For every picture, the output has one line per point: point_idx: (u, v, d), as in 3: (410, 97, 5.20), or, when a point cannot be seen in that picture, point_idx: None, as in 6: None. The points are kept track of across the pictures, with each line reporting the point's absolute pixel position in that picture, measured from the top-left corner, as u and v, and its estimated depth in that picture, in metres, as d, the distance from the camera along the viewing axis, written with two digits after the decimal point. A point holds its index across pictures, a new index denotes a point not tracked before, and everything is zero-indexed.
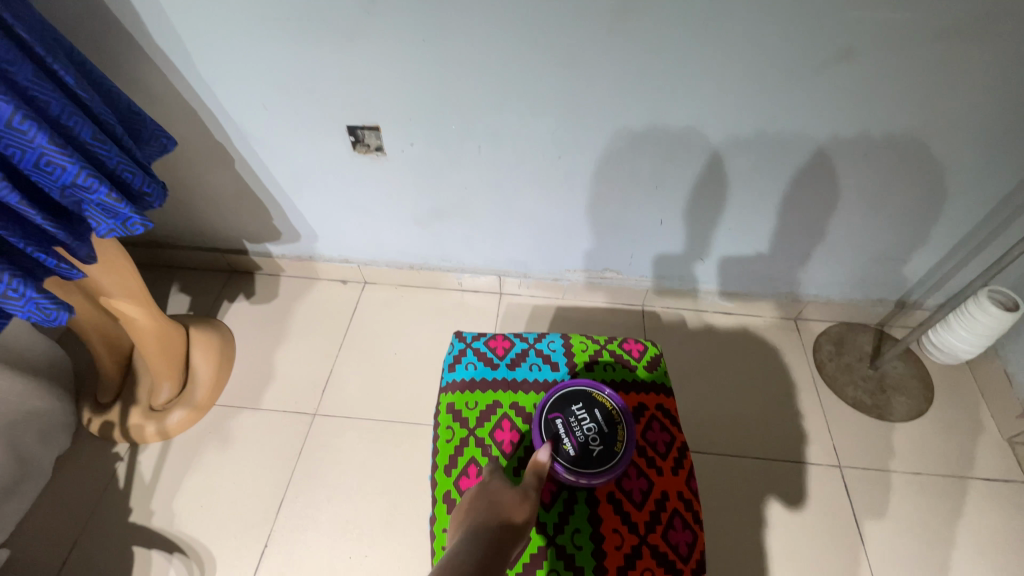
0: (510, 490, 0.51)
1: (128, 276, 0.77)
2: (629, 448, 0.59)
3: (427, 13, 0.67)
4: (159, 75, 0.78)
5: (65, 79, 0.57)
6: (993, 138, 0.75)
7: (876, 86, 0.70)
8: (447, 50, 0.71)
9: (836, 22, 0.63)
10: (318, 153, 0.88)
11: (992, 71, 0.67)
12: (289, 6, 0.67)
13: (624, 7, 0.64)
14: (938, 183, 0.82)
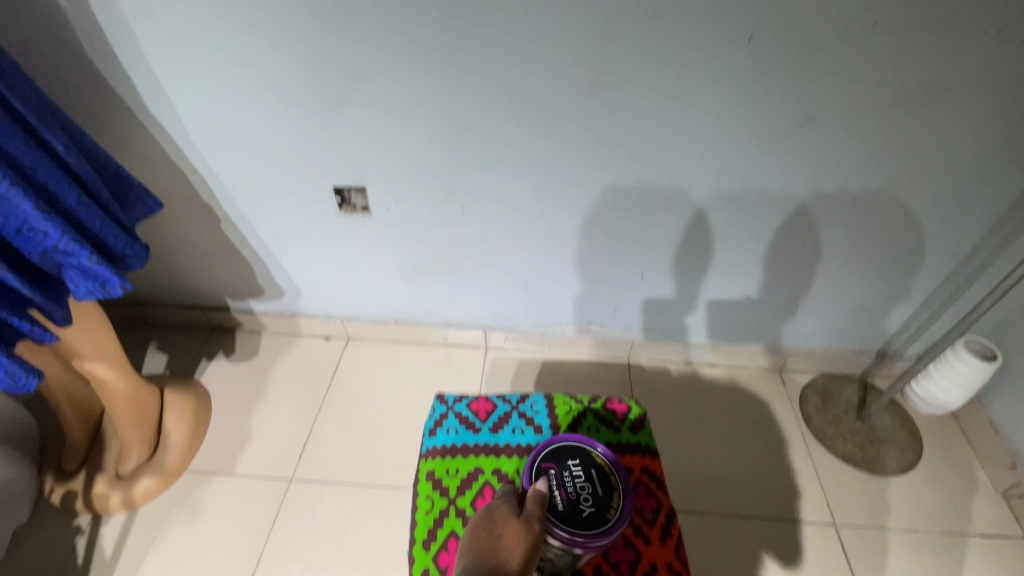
0: (514, 520, 0.49)
1: (105, 338, 0.75)
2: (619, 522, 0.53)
3: (412, 84, 0.71)
4: (151, 140, 0.80)
5: (56, 148, 0.58)
6: (949, 196, 0.79)
7: (837, 148, 0.74)
8: (432, 116, 0.74)
9: (792, 94, 0.69)
10: (305, 213, 0.89)
11: (939, 138, 0.72)
12: (282, 78, 0.71)
13: (599, 78, 0.69)
14: (906, 238, 0.85)
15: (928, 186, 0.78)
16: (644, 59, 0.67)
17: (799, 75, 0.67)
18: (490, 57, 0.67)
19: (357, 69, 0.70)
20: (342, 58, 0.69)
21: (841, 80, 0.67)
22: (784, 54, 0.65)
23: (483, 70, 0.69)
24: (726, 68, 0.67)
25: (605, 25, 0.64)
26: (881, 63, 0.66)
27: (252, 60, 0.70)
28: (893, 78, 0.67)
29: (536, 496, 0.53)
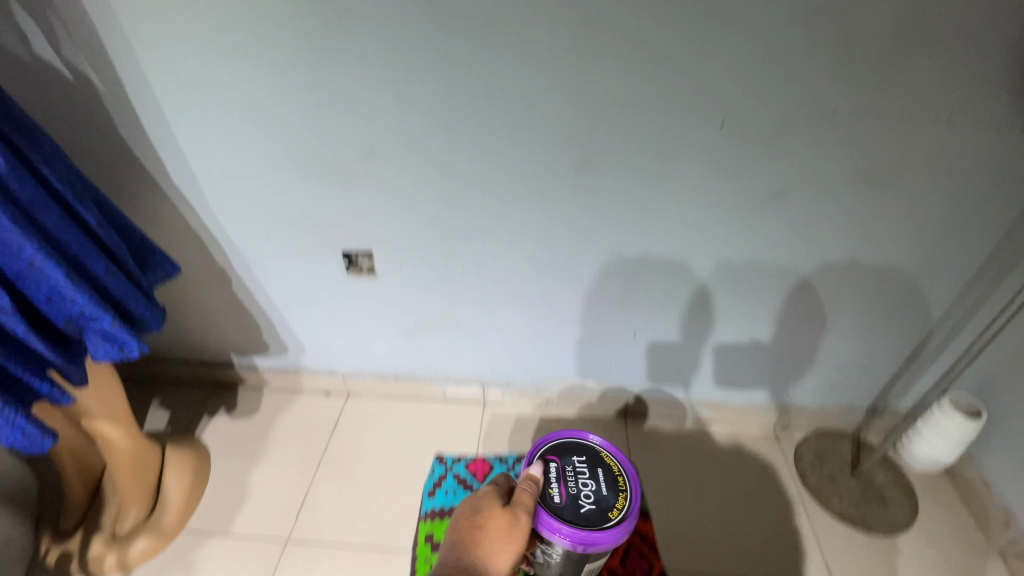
0: (500, 509, 0.56)
1: (114, 397, 0.78)
2: (624, 522, 0.57)
3: (418, 160, 0.78)
4: (173, 208, 0.86)
5: (88, 221, 0.63)
6: (918, 260, 0.85)
7: (809, 217, 0.80)
8: (435, 187, 0.80)
9: (764, 171, 0.75)
10: (313, 274, 0.94)
11: (902, 208, 0.79)
12: (300, 155, 0.78)
13: (588, 157, 0.75)
14: (883, 298, 0.90)
15: (898, 251, 0.84)
16: (628, 140, 0.74)
17: (770, 155, 0.74)
18: (489, 137, 0.74)
19: (369, 147, 0.77)
20: (356, 138, 0.76)
21: (808, 159, 0.74)
22: (753, 136, 0.72)
23: (483, 147, 0.76)
24: (703, 148, 0.74)
25: (592, 111, 0.71)
26: (841, 145, 0.73)
27: (274, 137, 0.77)
28: (853, 157, 0.74)
29: (529, 496, 0.57)
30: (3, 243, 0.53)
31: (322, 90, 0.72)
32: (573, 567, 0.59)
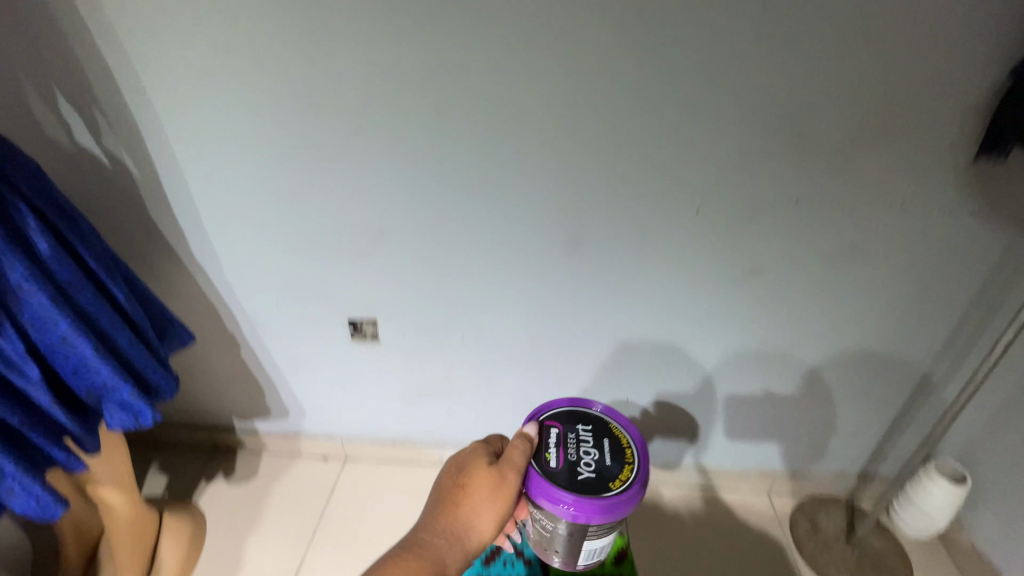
0: (484, 468, 0.57)
1: (120, 463, 0.80)
2: (629, 495, 0.55)
3: (422, 239, 0.86)
4: (193, 280, 0.93)
5: (117, 297, 0.68)
6: (880, 330, 0.93)
7: (775, 291, 0.89)
8: (437, 262, 0.88)
9: (732, 251, 0.85)
10: (319, 341, 0.98)
11: (857, 283, 0.88)
12: (315, 234, 0.86)
13: (576, 238, 0.84)
14: (852, 365, 0.97)
15: (861, 321, 0.92)
16: (611, 224, 0.83)
17: (735, 238, 0.84)
18: (487, 221, 0.83)
19: (378, 228, 0.85)
20: (366, 220, 0.85)
21: (768, 241, 0.84)
22: (720, 221, 0.82)
23: (481, 229, 0.84)
24: (676, 233, 0.84)
25: (578, 200, 0.81)
26: (796, 230, 0.83)
27: (295, 220, 0.85)
28: (809, 239, 0.84)
29: (523, 454, 0.57)
30: (40, 319, 0.59)
31: (337, 178, 0.81)
32: (573, 540, 0.57)
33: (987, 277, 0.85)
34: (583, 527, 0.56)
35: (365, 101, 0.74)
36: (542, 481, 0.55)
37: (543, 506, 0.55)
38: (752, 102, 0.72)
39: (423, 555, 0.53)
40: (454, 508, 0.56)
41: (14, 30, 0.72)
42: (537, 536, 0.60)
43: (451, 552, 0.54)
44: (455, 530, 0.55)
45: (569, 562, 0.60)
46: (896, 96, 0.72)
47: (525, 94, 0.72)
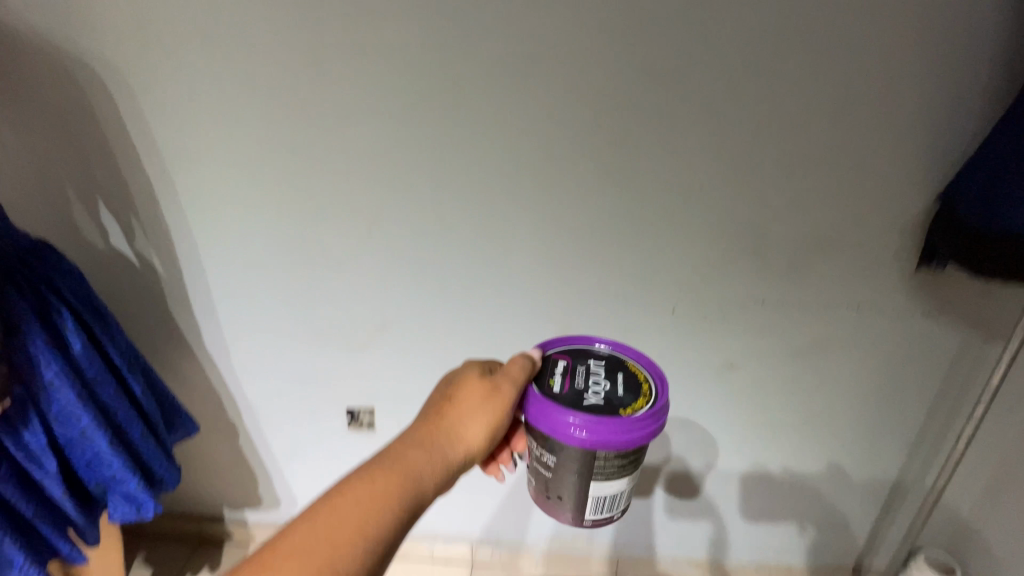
0: (475, 383, 0.58)
1: (113, 559, 0.82)
2: (639, 420, 0.54)
3: (422, 334, 0.93)
4: (200, 370, 0.98)
5: (135, 391, 0.73)
6: (846, 423, 1.01)
7: (745, 386, 0.99)
8: (435, 355, 0.95)
9: (706, 347, 0.95)
10: (316, 430, 1.02)
11: (822, 378, 0.97)
12: (320, 328, 0.93)
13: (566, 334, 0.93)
14: (824, 455, 1.04)
15: (830, 411, 1.00)
16: (596, 320, 0.92)
17: (707, 335, 0.94)
18: (482, 317, 0.92)
19: (380, 324, 0.93)
20: (370, 317, 0.92)
21: (737, 340, 0.94)
22: (692, 320, 0.92)
23: (477, 325, 0.92)
24: (655, 329, 0.93)
25: (566, 300, 0.90)
26: (763, 328, 0.93)
27: (304, 316, 0.93)
28: (775, 336, 0.93)
29: (520, 372, 0.58)
30: (65, 414, 0.64)
31: (346, 279, 0.89)
32: (578, 478, 0.58)
33: (946, 371, 0.94)
34: (587, 461, 0.56)
35: (378, 215, 0.85)
36: (545, 403, 0.55)
37: (546, 430, 0.56)
38: (712, 218, 0.84)
39: (402, 458, 0.52)
40: (442, 420, 0.56)
41: (77, 152, 0.84)
42: (542, 478, 0.61)
43: (431, 459, 0.53)
44: (437, 441, 0.55)
45: (573, 510, 0.60)
46: (835, 215, 0.84)
47: (518, 210, 0.84)
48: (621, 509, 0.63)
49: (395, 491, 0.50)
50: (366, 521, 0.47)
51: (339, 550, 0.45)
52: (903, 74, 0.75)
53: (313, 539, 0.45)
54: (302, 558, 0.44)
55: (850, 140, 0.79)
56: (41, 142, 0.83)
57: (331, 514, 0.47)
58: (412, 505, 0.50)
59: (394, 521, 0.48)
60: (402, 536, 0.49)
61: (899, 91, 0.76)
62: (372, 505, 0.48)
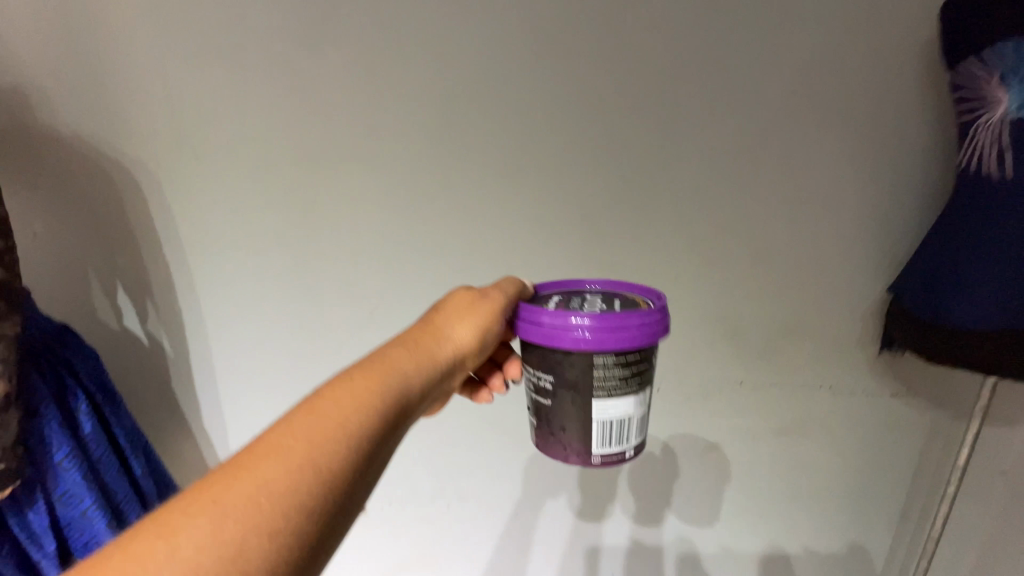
0: (460, 296, 0.60)
1: None
2: (634, 321, 0.56)
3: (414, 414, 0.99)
4: (197, 450, 1.01)
5: (135, 472, 0.77)
6: (830, 505, 1.03)
7: (728, 467, 1.02)
8: (426, 434, 1.00)
9: (687, 429, 0.99)
10: None
11: (801, 460, 1.00)
12: None
13: None
14: (813, 539, 1.06)
15: (813, 494, 1.02)
16: None
17: (688, 418, 0.98)
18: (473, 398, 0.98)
19: None
20: None
21: (717, 423, 0.98)
22: (672, 403, 0.98)
23: (466, 406, 0.98)
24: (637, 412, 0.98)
25: None
26: (740, 411, 0.98)
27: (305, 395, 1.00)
28: (752, 419, 0.98)
29: (507, 287, 0.63)
30: (69, 495, 0.67)
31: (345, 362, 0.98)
32: (578, 397, 0.59)
33: (921, 452, 0.98)
34: (585, 373, 0.58)
35: (376, 305, 0.94)
36: (538, 313, 0.59)
37: (543, 339, 0.58)
38: (683, 309, 0.92)
39: (384, 358, 0.50)
40: (424, 329, 0.56)
41: (103, 245, 0.92)
42: (546, 407, 0.62)
43: (416, 360, 0.52)
44: (425, 343, 0.54)
45: (581, 439, 0.60)
46: (796, 307, 0.92)
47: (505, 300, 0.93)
48: (634, 444, 0.62)
49: (380, 387, 0.47)
50: (352, 417, 0.43)
51: (324, 440, 0.41)
52: (840, 186, 0.86)
53: (293, 434, 0.41)
54: (281, 455, 0.39)
55: (801, 241, 0.89)
56: (70, 234, 0.91)
57: (310, 411, 0.43)
58: (400, 400, 0.48)
59: (382, 412, 0.46)
60: (391, 432, 0.46)
61: (841, 196, 0.87)
62: (357, 400, 0.45)
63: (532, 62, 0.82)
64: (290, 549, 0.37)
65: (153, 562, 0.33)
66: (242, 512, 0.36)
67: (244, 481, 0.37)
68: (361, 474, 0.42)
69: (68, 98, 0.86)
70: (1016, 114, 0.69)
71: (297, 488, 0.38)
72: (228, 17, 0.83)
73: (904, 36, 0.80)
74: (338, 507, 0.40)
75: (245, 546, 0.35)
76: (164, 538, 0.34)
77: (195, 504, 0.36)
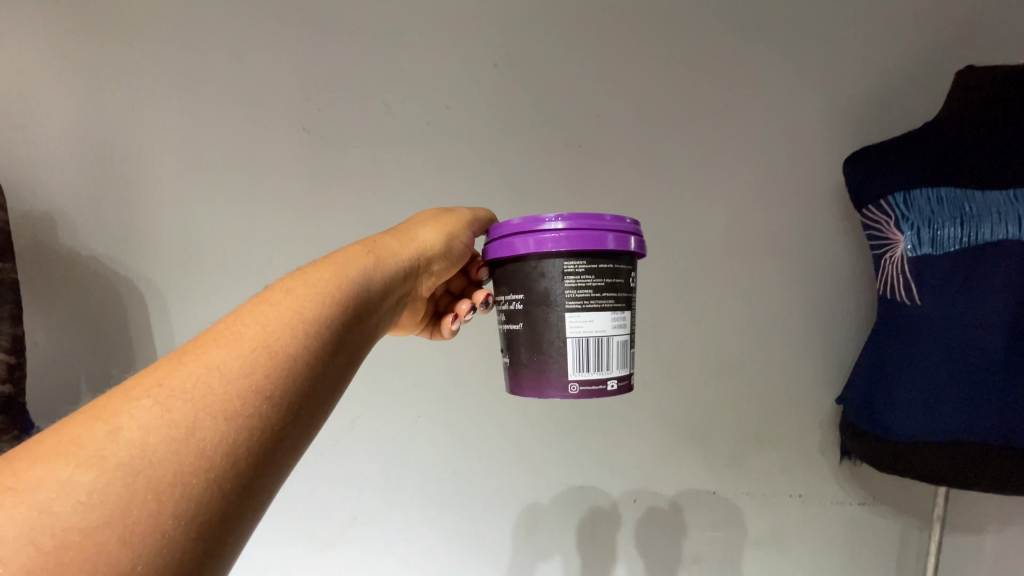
0: (421, 217, 0.65)
1: None
2: (607, 224, 0.57)
3: (392, 528, 0.98)
4: None
5: None
6: None
7: None
8: (404, 549, 0.99)
9: (666, 541, 0.99)
10: None
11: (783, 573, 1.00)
12: (291, 523, 0.98)
13: (531, 530, 0.98)
14: None
15: None
16: (562, 514, 0.98)
17: (667, 528, 0.99)
18: (453, 512, 0.98)
19: (351, 519, 0.98)
20: (341, 512, 0.98)
21: (695, 534, 0.99)
22: (651, 513, 0.99)
23: (446, 520, 0.98)
24: (615, 524, 0.99)
25: (529, 493, 0.98)
26: (717, 521, 0.99)
27: (279, 509, 0.98)
28: (729, 529, 0.99)
29: (466, 213, 0.68)
30: None
31: (324, 475, 0.98)
32: (551, 310, 0.58)
33: (896, 563, 0.99)
34: (556, 282, 0.57)
35: (362, 417, 0.98)
36: (509, 224, 0.59)
37: (515, 250, 0.58)
38: (653, 418, 0.97)
39: (342, 257, 0.51)
40: (384, 238, 0.58)
41: (103, 354, 0.96)
42: (518, 333, 0.60)
43: (377, 259, 0.54)
44: (387, 247, 0.56)
45: (557, 363, 0.58)
46: (758, 416, 0.98)
47: (486, 411, 0.97)
48: (617, 373, 0.59)
49: (339, 277, 0.48)
50: (307, 298, 0.44)
51: (279, 324, 0.41)
52: (782, 307, 0.97)
53: (244, 323, 0.41)
54: (230, 342, 0.39)
55: (756, 356, 0.97)
56: (72, 342, 0.96)
57: (263, 302, 0.43)
58: (361, 295, 0.49)
59: (341, 303, 0.46)
60: (354, 324, 0.47)
61: (786, 312, 0.97)
62: (311, 291, 0.45)
63: (509, 199, 0.96)
64: (256, 420, 0.37)
65: (92, 442, 0.32)
66: (190, 394, 0.35)
67: (191, 366, 0.37)
68: (323, 362, 0.42)
69: (93, 224, 0.96)
70: (913, 253, 0.82)
71: (249, 371, 0.37)
72: (247, 159, 0.96)
73: (820, 183, 0.96)
74: (299, 392, 0.39)
75: (195, 425, 0.34)
76: (107, 419, 0.34)
77: (140, 388, 0.36)
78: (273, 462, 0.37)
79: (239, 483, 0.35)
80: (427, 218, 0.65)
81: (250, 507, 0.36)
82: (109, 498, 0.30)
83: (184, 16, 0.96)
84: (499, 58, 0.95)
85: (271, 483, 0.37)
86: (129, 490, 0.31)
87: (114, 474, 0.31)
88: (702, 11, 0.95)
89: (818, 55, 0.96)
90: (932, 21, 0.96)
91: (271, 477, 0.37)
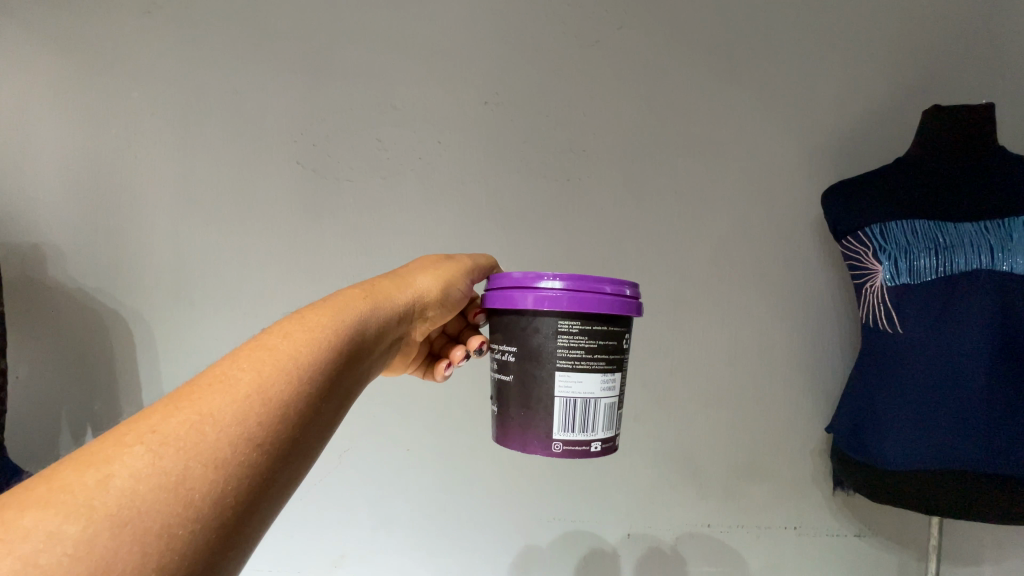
0: (424, 261, 0.65)
1: None
2: (606, 289, 0.58)
3: (381, 566, 0.96)
4: None
5: None
6: None
7: None
8: None
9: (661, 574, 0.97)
10: None
11: None
12: (275, 562, 0.95)
13: (524, 567, 0.96)
14: None
15: None
16: (554, 548, 0.96)
17: (660, 562, 0.97)
18: (443, 549, 0.96)
19: (336, 558, 0.95)
20: (327, 552, 0.95)
21: (689, 567, 0.97)
22: (645, 545, 0.97)
23: (436, 558, 0.96)
24: (608, 558, 0.96)
25: (522, 526, 0.96)
26: (710, 553, 0.97)
27: (263, 548, 0.95)
28: (723, 561, 0.98)
29: (468, 260, 0.68)
30: None
31: (312, 510, 0.95)
32: (543, 368, 0.58)
33: None
34: (549, 339, 0.58)
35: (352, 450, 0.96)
36: (510, 276, 0.60)
37: (513, 302, 0.59)
38: (643, 450, 0.97)
39: (339, 300, 0.51)
40: (382, 281, 0.58)
41: (85, 385, 0.95)
42: (508, 384, 0.61)
43: (375, 302, 0.54)
44: (385, 290, 0.57)
45: (543, 421, 0.58)
46: (749, 447, 0.97)
47: (478, 444, 0.96)
48: (602, 436, 0.58)
49: (336, 321, 0.48)
50: (303, 342, 0.44)
51: (274, 371, 0.41)
52: (767, 338, 0.98)
53: (240, 368, 0.41)
54: (225, 388, 0.39)
55: (743, 387, 0.98)
56: (53, 376, 0.95)
57: (260, 346, 0.43)
58: (356, 339, 0.49)
59: (336, 347, 0.46)
60: (347, 368, 0.47)
61: (771, 343, 0.98)
62: (308, 335, 0.45)
63: (499, 232, 0.97)
64: (245, 471, 0.36)
65: (81, 491, 0.32)
66: (183, 442, 0.35)
67: (185, 413, 0.37)
68: (315, 408, 0.42)
69: (83, 259, 0.96)
70: (891, 283, 0.84)
71: (243, 418, 0.37)
72: (241, 193, 0.98)
73: (800, 217, 0.99)
74: (289, 440, 0.39)
75: (186, 473, 0.34)
76: (100, 466, 0.33)
77: (134, 434, 0.35)
78: (259, 511, 0.37)
79: (223, 534, 0.34)
80: (426, 262, 0.65)
81: (233, 556, 0.35)
82: (94, 551, 0.30)
83: (182, 57, 0.99)
84: (489, 96, 0.99)
85: (255, 532, 0.37)
86: (116, 542, 0.30)
87: (102, 523, 0.31)
88: (681, 55, 1.00)
89: (793, 96, 1.01)
90: (899, 66, 1.02)
91: (256, 527, 0.37)
